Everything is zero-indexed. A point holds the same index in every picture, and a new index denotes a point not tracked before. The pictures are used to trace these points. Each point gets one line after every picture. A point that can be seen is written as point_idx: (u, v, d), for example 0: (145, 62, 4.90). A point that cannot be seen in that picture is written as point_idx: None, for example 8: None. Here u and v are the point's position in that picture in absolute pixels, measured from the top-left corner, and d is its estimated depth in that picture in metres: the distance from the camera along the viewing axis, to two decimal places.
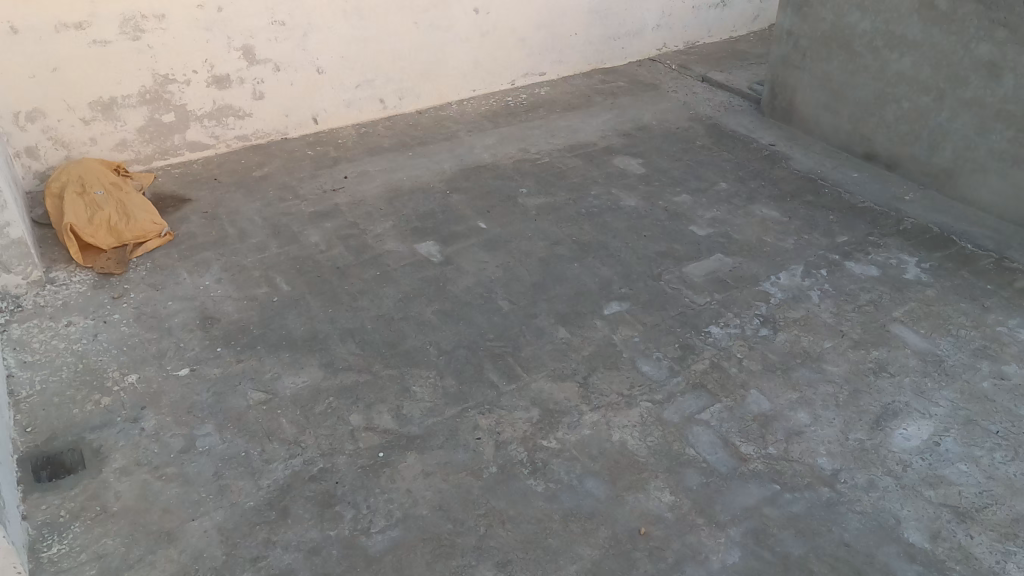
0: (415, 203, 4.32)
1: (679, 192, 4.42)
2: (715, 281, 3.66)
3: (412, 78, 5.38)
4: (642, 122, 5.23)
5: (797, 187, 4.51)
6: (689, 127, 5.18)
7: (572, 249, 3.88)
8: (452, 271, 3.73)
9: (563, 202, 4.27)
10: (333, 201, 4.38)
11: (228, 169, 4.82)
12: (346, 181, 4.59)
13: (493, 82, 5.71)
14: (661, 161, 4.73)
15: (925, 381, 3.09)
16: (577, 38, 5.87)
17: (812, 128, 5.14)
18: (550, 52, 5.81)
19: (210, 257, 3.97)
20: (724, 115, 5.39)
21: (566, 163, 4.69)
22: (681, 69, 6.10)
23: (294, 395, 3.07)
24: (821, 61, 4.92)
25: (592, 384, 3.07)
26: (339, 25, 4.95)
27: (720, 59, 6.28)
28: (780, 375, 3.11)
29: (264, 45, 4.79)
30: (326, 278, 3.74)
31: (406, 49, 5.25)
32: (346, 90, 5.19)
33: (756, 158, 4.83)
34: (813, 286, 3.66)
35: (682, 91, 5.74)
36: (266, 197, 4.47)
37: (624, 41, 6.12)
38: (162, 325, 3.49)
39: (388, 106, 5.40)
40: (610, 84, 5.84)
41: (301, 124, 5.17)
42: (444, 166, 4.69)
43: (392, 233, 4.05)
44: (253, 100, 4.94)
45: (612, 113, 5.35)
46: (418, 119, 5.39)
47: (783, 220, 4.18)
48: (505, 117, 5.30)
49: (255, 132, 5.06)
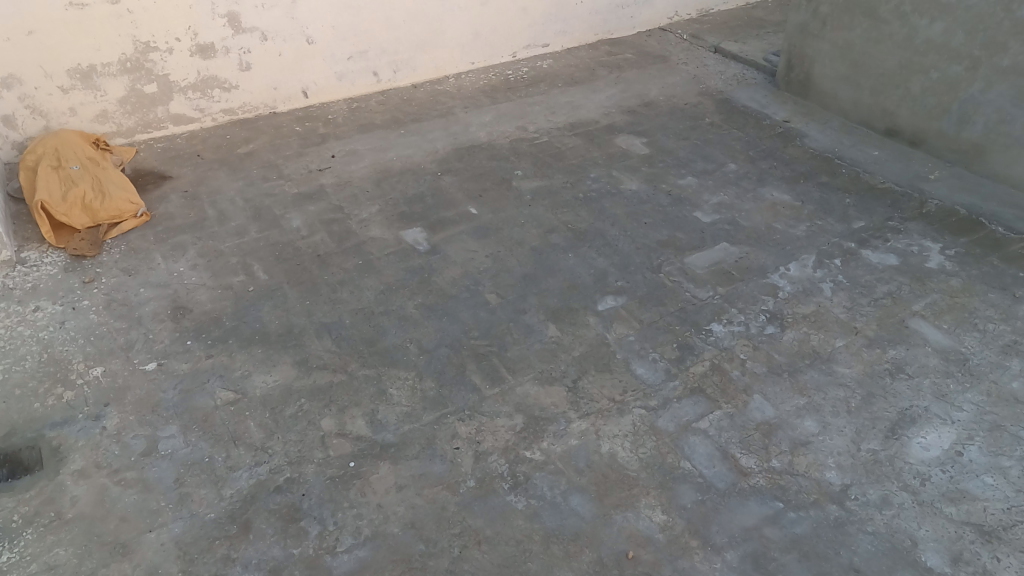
0: (403, 185, 3.99)
1: (684, 174, 4.12)
2: (718, 272, 3.39)
3: (407, 50, 4.86)
4: (648, 97, 4.91)
5: (812, 168, 4.14)
6: (699, 103, 4.84)
7: (567, 238, 3.62)
8: (438, 261, 3.48)
9: (559, 186, 4.00)
10: (319, 182, 4.00)
11: (213, 144, 4.27)
12: (333, 160, 4.18)
13: (493, 54, 5.29)
14: (666, 141, 4.42)
15: (947, 383, 2.77)
16: (582, 6, 5.47)
17: (830, 104, 4.67)
18: (553, 23, 5.41)
19: (188, 241, 3.58)
20: (736, 89, 5.02)
21: (564, 144, 4.41)
22: (692, 40, 5.72)
23: (263, 395, 2.86)
24: (843, 29, 4.46)
25: (581, 389, 2.85)
26: None
27: (734, 28, 5.88)
28: (787, 379, 2.83)
29: (251, 13, 4.17)
30: (303, 266, 3.46)
31: (402, 17, 4.71)
32: (337, 62, 4.62)
33: (768, 135, 4.46)
34: (826, 277, 3.33)
35: (691, 63, 5.37)
36: (249, 176, 4.02)
37: (633, 9, 5.72)
38: (133, 314, 3.18)
39: (382, 79, 4.86)
40: (616, 57, 5.48)
41: (290, 98, 4.60)
42: (437, 146, 4.33)
43: (377, 218, 3.75)
44: (241, 71, 4.34)
45: (617, 89, 5.02)
46: (414, 94, 4.90)
47: (796, 204, 3.85)
48: (504, 92, 4.95)
49: (242, 106, 4.47)
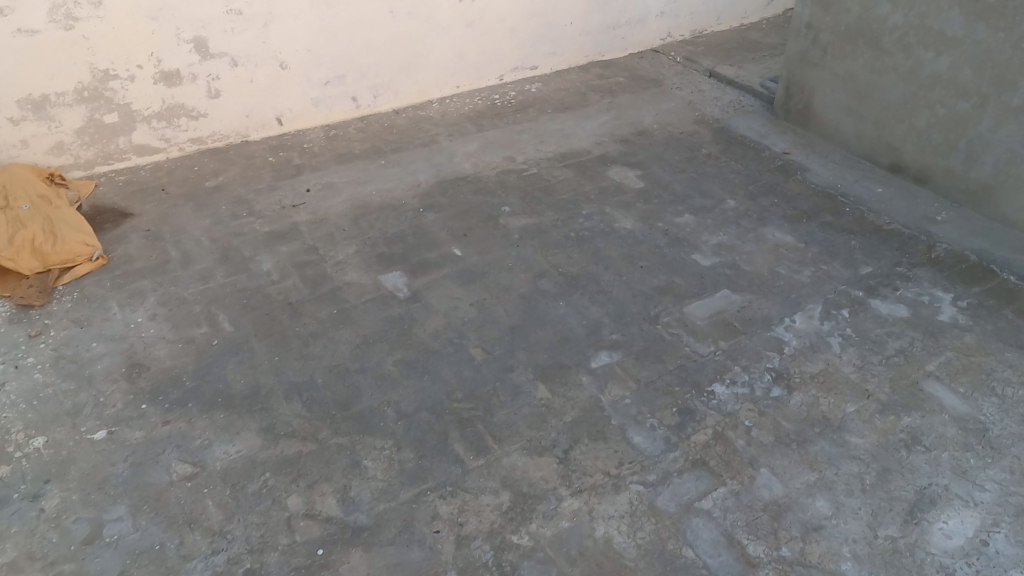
0: (383, 223, 3.76)
1: (681, 211, 3.91)
2: (719, 325, 3.18)
3: (387, 74, 4.65)
4: (641, 125, 4.70)
5: (815, 205, 3.94)
6: (695, 132, 4.63)
7: (558, 283, 3.39)
8: (419, 310, 3.24)
9: (550, 224, 3.76)
10: (292, 220, 3.76)
11: (178, 178, 4.05)
12: (308, 195, 3.94)
13: (479, 77, 5.06)
14: (662, 174, 4.21)
15: (967, 458, 2.58)
16: (572, 27, 5.25)
17: (832, 134, 4.49)
18: (542, 44, 5.19)
19: (147, 286, 3.31)
20: (733, 117, 4.82)
21: (554, 176, 4.18)
22: (687, 63, 5.52)
23: (225, 468, 2.58)
24: (845, 58, 4.26)
25: (574, 461, 2.61)
26: (305, 15, 4.17)
27: (729, 50, 5.70)
28: (796, 451, 2.63)
29: (219, 38, 4.02)
30: (274, 316, 3.20)
31: (381, 40, 4.51)
32: (314, 87, 4.44)
33: (768, 168, 4.26)
34: (833, 330, 3.14)
35: (686, 88, 5.17)
36: (217, 213, 3.79)
37: (625, 30, 5.52)
38: (83, 373, 2.88)
39: (362, 104, 4.68)
40: (608, 80, 5.27)
41: (264, 125, 4.42)
42: (419, 178, 4.09)
43: (355, 261, 3.50)
44: (209, 98, 4.17)
45: (609, 116, 4.80)
46: (395, 120, 4.69)
47: (799, 246, 3.65)
48: (491, 118, 4.73)
49: (211, 135, 4.30)
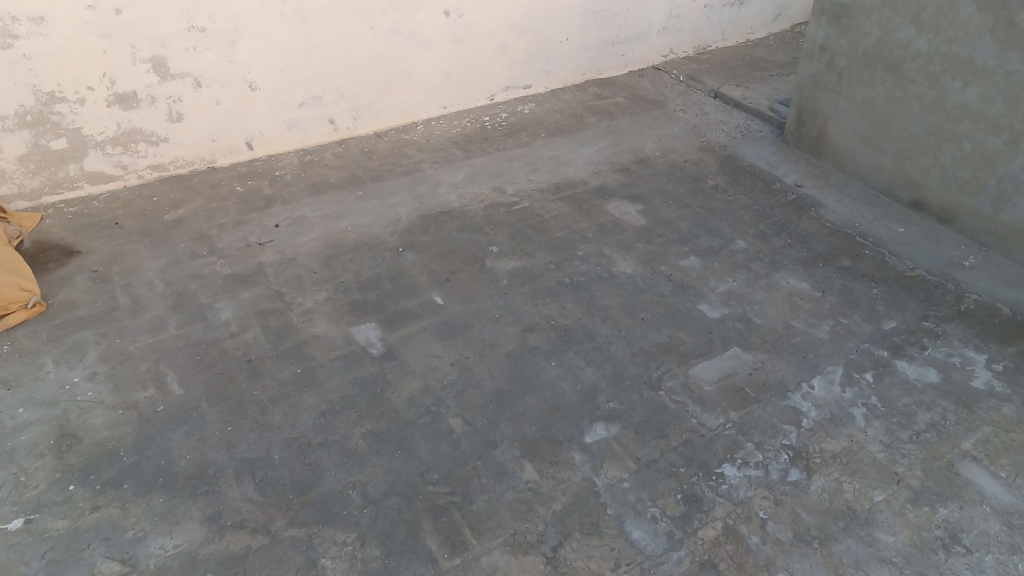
0: (358, 264, 3.41)
1: (686, 253, 3.57)
2: (729, 391, 2.84)
3: (368, 94, 4.33)
4: (642, 152, 4.36)
5: (831, 247, 3.62)
6: (700, 161, 4.30)
7: (549, 339, 3.06)
8: (394, 370, 2.90)
9: (541, 268, 3.42)
10: (257, 260, 3.41)
11: (135, 210, 3.68)
12: (277, 232, 3.59)
13: (467, 96, 4.71)
14: (664, 209, 3.88)
15: (1015, 562, 2.24)
16: (568, 43, 4.90)
17: (847, 165, 4.15)
18: (536, 62, 4.84)
19: (89, 338, 2.95)
20: (741, 144, 4.49)
21: (547, 210, 3.83)
22: (690, 82, 5.17)
23: (158, 568, 2.21)
24: (862, 84, 3.91)
25: (563, 561, 2.27)
26: (276, 31, 3.86)
27: (735, 69, 5.36)
28: (818, 551, 2.28)
29: (179, 57, 3.69)
30: (229, 376, 2.84)
31: (361, 58, 4.19)
32: (288, 109, 4.12)
33: (779, 204, 3.93)
34: (857, 399, 2.80)
35: (690, 110, 4.82)
36: (175, 251, 3.43)
37: (625, 47, 5.17)
38: (4, 447, 2.52)
39: (340, 127, 4.34)
40: (607, 100, 4.92)
41: (233, 150, 4.08)
42: (399, 213, 3.75)
43: (324, 310, 3.16)
44: (170, 122, 3.83)
45: (608, 141, 4.46)
46: (376, 144, 4.36)
47: (815, 296, 3.32)
48: (479, 143, 4.39)
49: (174, 161, 3.94)
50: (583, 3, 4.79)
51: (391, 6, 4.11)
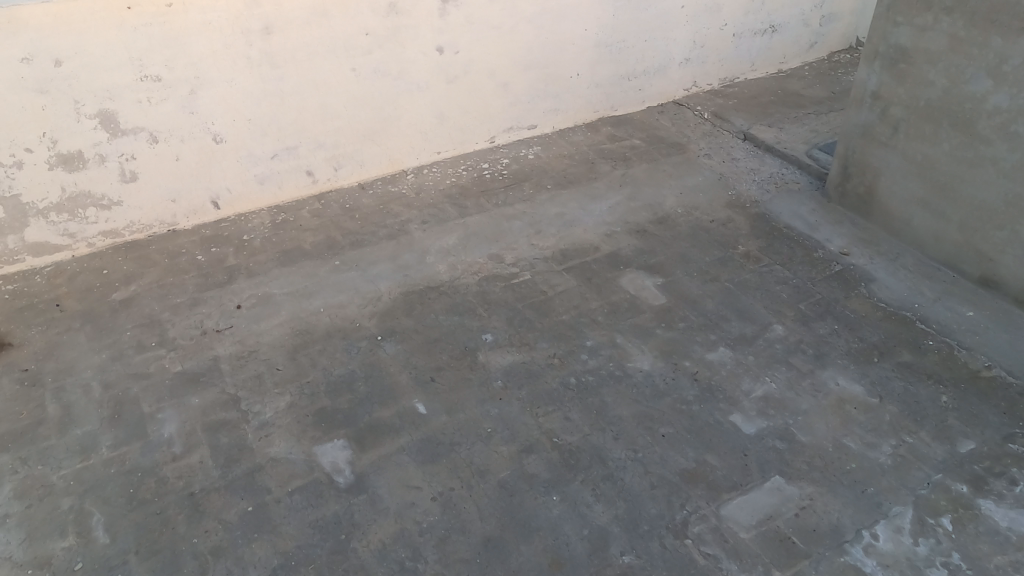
0: (328, 358, 2.93)
1: (713, 342, 3.07)
2: (772, 542, 2.31)
3: (351, 141, 3.85)
4: (661, 209, 3.83)
5: (885, 335, 3.15)
6: (729, 220, 3.79)
7: (550, 463, 2.55)
8: (362, 507, 2.39)
9: (542, 365, 2.91)
10: (213, 354, 2.93)
11: (80, 288, 3.25)
12: (238, 314, 3.11)
13: (463, 140, 4.19)
14: (688, 283, 3.37)
15: None
16: (578, 79, 4.39)
17: (901, 229, 3.71)
18: (542, 100, 4.32)
19: (6, 466, 2.49)
20: (774, 199, 4.00)
21: (552, 284, 3.30)
22: (715, 120, 4.65)
23: None
24: (922, 139, 3.49)
25: None
26: (243, 79, 3.42)
27: (765, 105, 4.84)
28: None
29: (131, 110, 3.24)
30: (165, 517, 2.35)
31: (341, 103, 3.72)
32: (257, 162, 3.66)
33: (822, 277, 3.48)
34: (933, 556, 2.26)
35: (715, 156, 4.32)
36: (119, 342, 2.97)
37: (642, 80, 4.64)
38: None
39: (319, 179, 3.87)
40: (622, 143, 4.39)
41: (197, 211, 3.63)
42: (380, 289, 3.25)
43: (285, 423, 2.67)
44: (123, 182, 3.39)
45: (622, 195, 3.92)
46: (359, 198, 3.86)
47: (870, 403, 2.83)
48: (475, 197, 3.84)
49: (128, 226, 3.50)
50: (596, 35, 4.28)
51: (375, 45, 3.64)
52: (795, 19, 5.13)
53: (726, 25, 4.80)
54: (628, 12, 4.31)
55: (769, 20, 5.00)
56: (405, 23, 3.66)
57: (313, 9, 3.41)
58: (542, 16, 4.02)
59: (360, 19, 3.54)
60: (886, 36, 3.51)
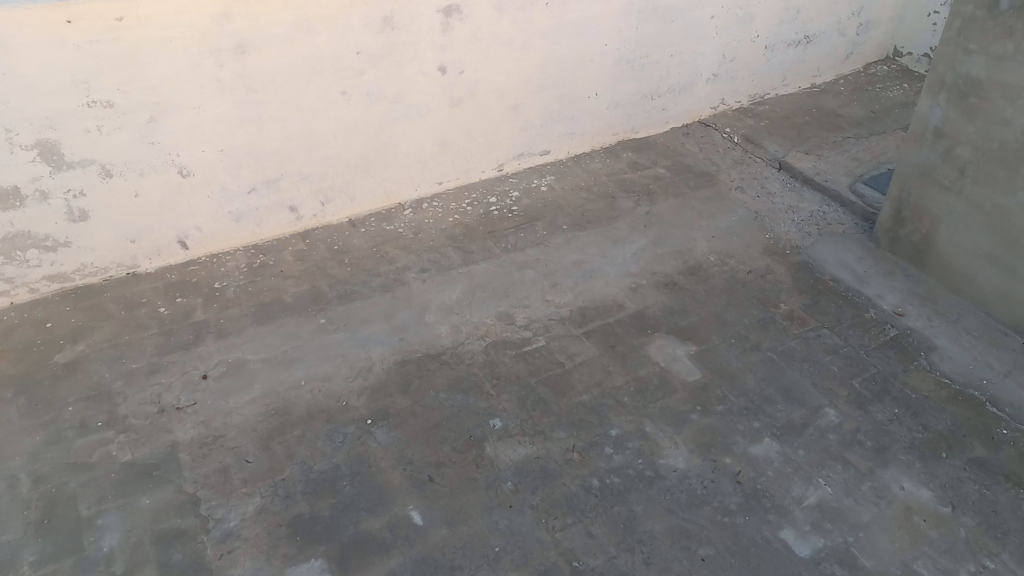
0: (307, 447, 2.47)
1: (756, 432, 2.64)
2: None
3: (340, 173, 3.36)
4: (691, 257, 3.38)
5: (953, 423, 2.72)
6: (768, 271, 3.34)
7: None
8: None
9: (560, 461, 2.48)
10: (169, 438, 2.47)
11: (17, 345, 2.78)
12: (204, 387, 2.64)
13: (468, 169, 3.71)
14: (725, 353, 2.93)
15: None
16: (596, 99, 3.88)
17: (961, 285, 3.23)
18: (556, 123, 3.83)
19: None
20: (818, 243, 3.52)
21: (570, 354, 2.87)
22: (747, 145, 4.15)
23: None
24: (993, 187, 2.98)
25: None
26: (214, 105, 2.95)
27: (801, 127, 4.31)
28: None
29: (78, 139, 2.77)
30: None
31: (330, 131, 3.24)
32: (232, 197, 3.17)
33: (877, 344, 3.02)
34: None
35: (749, 190, 3.83)
36: (58, 420, 2.51)
37: (666, 100, 4.14)
38: None
39: (304, 215, 3.38)
40: (644, 172, 3.91)
41: (160, 251, 3.14)
42: (371, 357, 2.80)
43: (252, 536, 2.21)
44: (72, 222, 2.91)
45: (648, 239, 3.46)
46: (349, 238, 3.38)
47: (944, 514, 2.42)
48: (482, 238, 3.37)
49: (79, 268, 3.02)
50: (618, 50, 3.78)
51: (368, 64, 3.17)
52: (832, 27, 4.55)
53: (759, 37, 4.25)
54: (652, 24, 3.79)
55: (804, 30, 4.43)
56: (402, 40, 3.19)
57: (294, 24, 2.94)
58: (558, 31, 3.54)
59: (350, 36, 3.07)
60: (955, 65, 3.00)
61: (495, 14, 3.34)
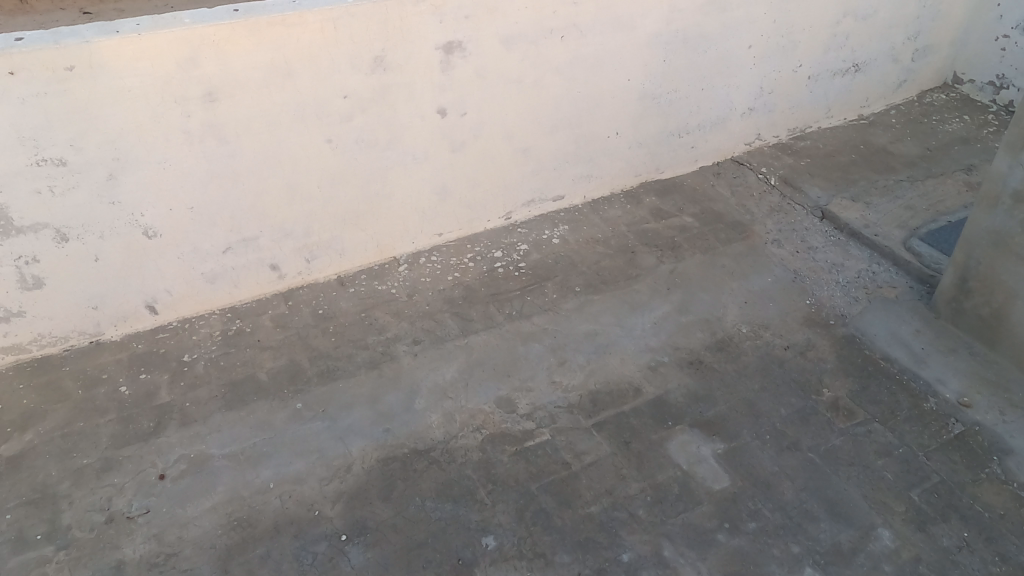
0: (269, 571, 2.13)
1: (797, 559, 2.23)
2: None
3: (327, 227, 3.00)
4: (720, 328, 2.97)
5: None
6: (810, 347, 2.91)
7: None
8: None
9: None
10: (115, 556, 2.14)
11: None
12: (159, 490, 2.32)
13: (472, 218, 3.31)
14: (758, 452, 2.53)
15: None
16: (617, 138, 3.48)
17: None
18: (572, 165, 3.43)
19: None
20: (867, 312, 3.07)
21: (578, 452, 2.50)
22: (783, 188, 3.73)
23: None
24: None
25: None
26: (181, 159, 2.60)
27: (847, 167, 3.85)
28: None
29: (28, 201, 2.46)
30: None
31: (314, 182, 2.87)
32: (205, 257, 2.84)
33: (939, 445, 2.56)
34: None
35: (786, 244, 3.40)
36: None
37: (695, 137, 3.72)
38: None
39: (287, 273, 3.03)
40: (669, 221, 3.50)
41: (127, 317, 2.83)
42: (351, 452, 2.45)
43: None
44: (26, 289, 2.61)
45: (671, 305, 3.06)
46: (336, 299, 3.02)
47: None
48: (484, 302, 3.01)
49: (35, 339, 2.72)
50: (642, 85, 3.38)
51: (357, 109, 2.78)
52: (883, 54, 4.09)
53: (801, 66, 3.82)
54: (680, 55, 3.39)
55: (853, 57, 3.98)
56: (396, 81, 2.79)
57: (273, 66, 2.57)
58: (574, 65, 3.14)
59: (336, 78, 2.68)
60: None
61: (502, 49, 2.93)
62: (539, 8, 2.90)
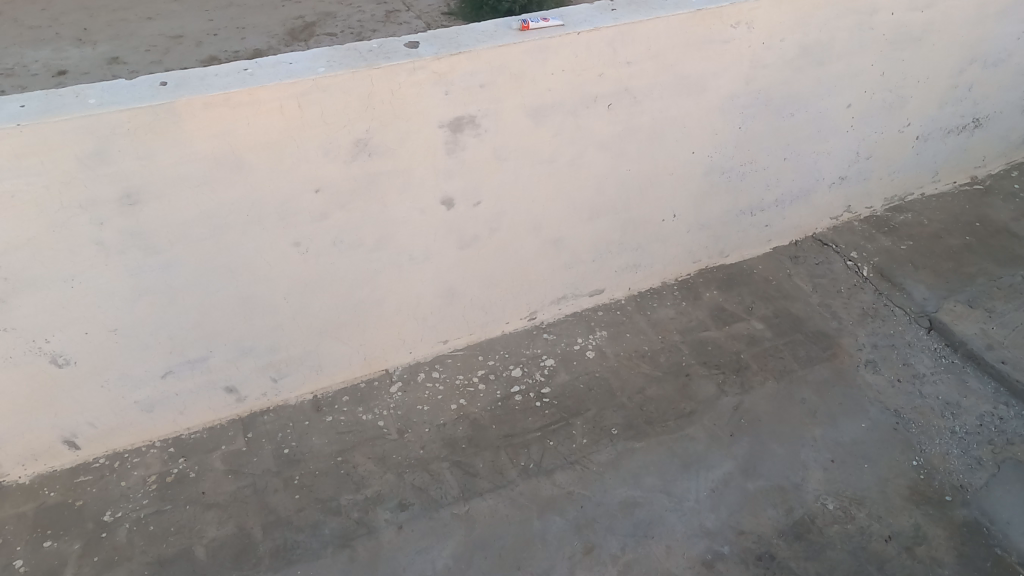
0: None
1: None
2: None
3: (298, 341, 2.34)
4: (800, 503, 2.27)
5: None
6: (920, 540, 2.19)
7: None
8: None
9: None
10: None
11: None
12: None
13: (485, 321, 2.64)
14: None
15: None
16: (674, 222, 2.76)
17: None
18: (615, 256, 2.72)
19: None
20: (996, 485, 2.33)
21: None
22: (880, 283, 2.99)
23: None
24: None
25: None
26: (97, 274, 1.92)
27: (961, 257, 3.09)
28: None
29: None
30: None
31: (279, 292, 2.20)
32: (138, 384, 2.20)
33: None
34: None
35: (885, 369, 2.67)
36: None
37: (771, 215, 3.00)
38: None
39: (248, 395, 2.39)
40: (735, 329, 2.78)
41: (39, 455, 2.21)
42: None
43: None
44: None
45: (735, 463, 2.36)
46: (308, 433, 2.38)
47: None
48: (494, 448, 2.35)
49: None
50: (710, 158, 2.64)
51: (333, 205, 2.08)
52: (1012, 106, 3.30)
53: (909, 126, 3.07)
54: (761, 121, 2.65)
55: (973, 111, 3.21)
56: (385, 168, 2.07)
57: (214, 159, 1.86)
58: (625, 138, 2.40)
59: (303, 168, 1.97)
60: None
61: (531, 124, 2.20)
62: (582, 70, 2.16)
